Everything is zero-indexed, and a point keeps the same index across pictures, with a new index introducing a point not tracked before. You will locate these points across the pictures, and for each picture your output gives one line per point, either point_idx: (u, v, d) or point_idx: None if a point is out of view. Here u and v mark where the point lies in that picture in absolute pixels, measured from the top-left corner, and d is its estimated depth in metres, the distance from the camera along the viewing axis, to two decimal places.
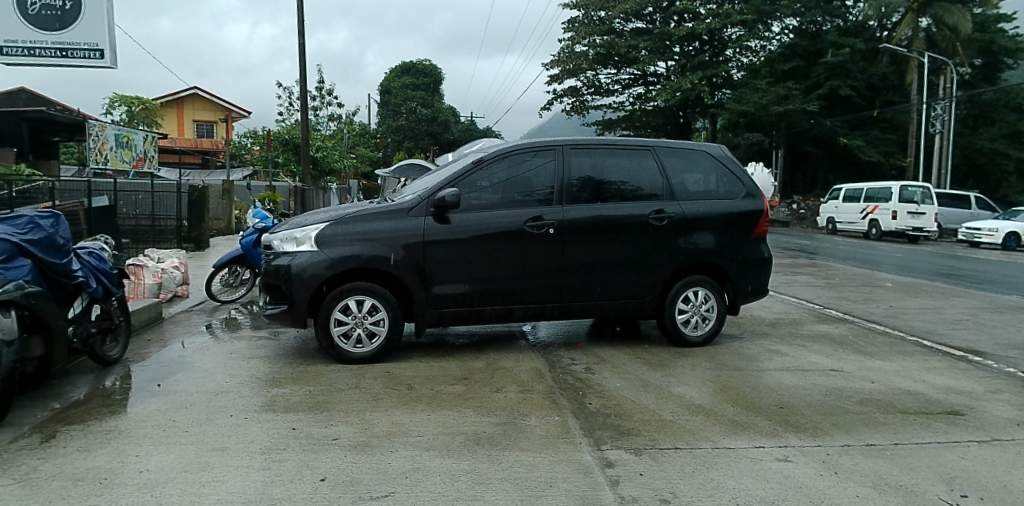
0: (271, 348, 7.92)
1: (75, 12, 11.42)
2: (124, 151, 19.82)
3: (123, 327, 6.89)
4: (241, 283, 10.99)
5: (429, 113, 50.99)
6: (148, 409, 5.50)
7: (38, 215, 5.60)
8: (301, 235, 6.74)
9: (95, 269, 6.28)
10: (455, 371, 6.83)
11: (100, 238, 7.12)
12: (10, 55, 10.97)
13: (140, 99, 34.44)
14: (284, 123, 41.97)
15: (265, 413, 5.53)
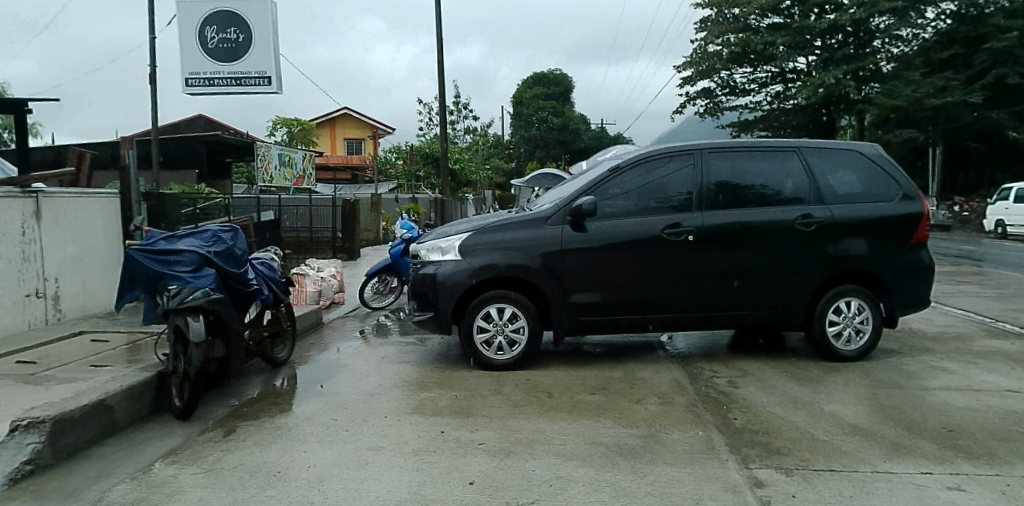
0: (418, 353, 8.28)
1: (247, 44, 12.57)
2: (287, 170, 21.61)
3: (290, 331, 7.48)
4: (390, 290, 11.58)
5: (561, 122, 51.33)
6: (312, 408, 5.92)
7: (220, 230, 6.21)
8: (445, 245, 6.99)
9: (267, 278, 6.85)
10: (593, 381, 6.79)
11: (271, 248, 7.75)
12: (193, 86, 12.38)
13: (299, 121, 37.41)
14: (424, 137, 43.90)
15: (415, 416, 5.77)
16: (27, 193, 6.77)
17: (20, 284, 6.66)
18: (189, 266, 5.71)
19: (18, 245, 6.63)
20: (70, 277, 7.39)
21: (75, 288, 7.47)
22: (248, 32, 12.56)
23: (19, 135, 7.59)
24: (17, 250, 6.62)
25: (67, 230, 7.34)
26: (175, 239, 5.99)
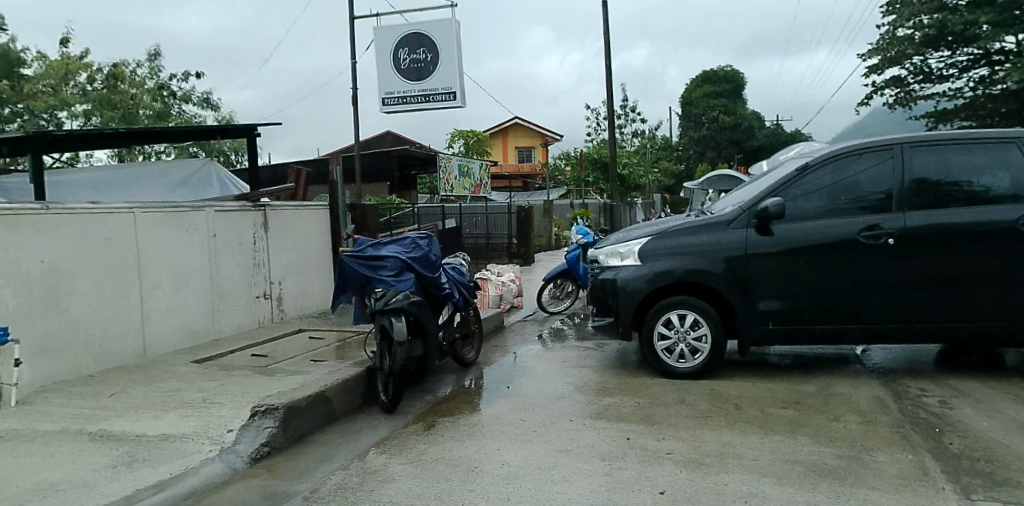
0: (598, 358, 8.30)
1: (433, 63, 13.36)
2: (465, 179, 22.64)
3: (478, 333, 7.82)
4: (566, 294, 11.69)
5: (732, 121, 48.81)
6: (499, 408, 6.13)
7: (418, 236, 6.66)
8: (624, 249, 6.96)
9: (457, 282, 7.22)
10: (784, 395, 6.38)
11: (460, 253, 8.15)
12: (390, 105, 13.53)
13: (474, 133, 39.05)
14: (592, 143, 43.85)
15: (600, 421, 5.78)
16: (257, 206, 7.70)
17: (252, 287, 7.57)
18: (393, 271, 6.20)
19: (251, 252, 7.56)
20: (291, 281, 8.29)
21: (294, 291, 8.36)
22: (435, 51, 13.31)
23: (250, 156, 8.66)
24: (250, 257, 7.55)
25: (287, 239, 8.25)
26: (381, 246, 6.51)
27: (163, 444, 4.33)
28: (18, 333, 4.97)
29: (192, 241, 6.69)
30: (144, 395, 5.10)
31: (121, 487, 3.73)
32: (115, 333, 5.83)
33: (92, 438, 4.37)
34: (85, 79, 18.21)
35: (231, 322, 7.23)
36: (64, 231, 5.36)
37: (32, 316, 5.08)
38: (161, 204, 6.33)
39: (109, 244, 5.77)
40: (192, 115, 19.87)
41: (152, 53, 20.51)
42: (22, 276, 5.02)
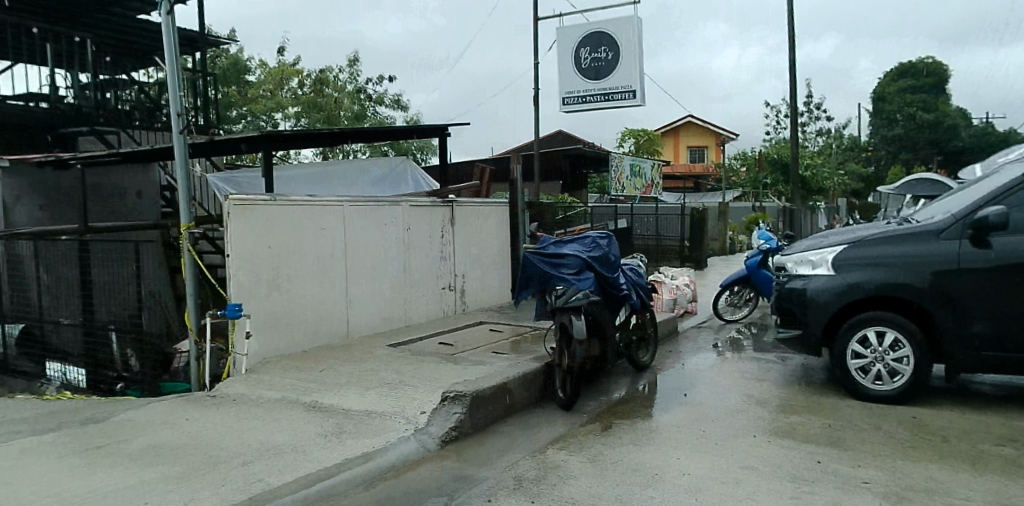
0: (780, 372, 7.82)
1: (614, 62, 13.30)
2: (637, 179, 22.31)
3: (653, 337, 7.68)
4: (745, 302, 11.09)
5: (931, 117, 43.11)
6: (676, 416, 5.98)
7: (599, 236, 6.66)
8: (815, 258, 6.50)
9: (635, 284, 7.13)
10: (1005, 431, 5.61)
11: (637, 255, 8.05)
12: (570, 104, 13.69)
13: (646, 132, 38.37)
14: (771, 142, 41.35)
15: (785, 439, 5.44)
16: (445, 202, 8.13)
17: (439, 278, 8.00)
18: (573, 269, 6.26)
19: (439, 245, 8.00)
20: (473, 275, 8.67)
21: (475, 284, 8.72)
22: (616, 50, 13.26)
23: (441, 155, 9.16)
24: (437, 250, 7.98)
25: (471, 234, 8.63)
26: (562, 244, 6.62)
27: (366, 419, 4.71)
28: (250, 309, 5.64)
29: (390, 232, 7.20)
30: (349, 373, 5.58)
31: (331, 456, 4.11)
32: (325, 315, 6.43)
33: (307, 408, 4.86)
34: (296, 84, 20.20)
35: (420, 310, 7.69)
36: (287, 220, 6.00)
37: (260, 295, 5.75)
38: (365, 198, 6.88)
39: (322, 234, 6.37)
40: (384, 116, 21.37)
41: (352, 59, 22.31)
42: (254, 259, 5.69)
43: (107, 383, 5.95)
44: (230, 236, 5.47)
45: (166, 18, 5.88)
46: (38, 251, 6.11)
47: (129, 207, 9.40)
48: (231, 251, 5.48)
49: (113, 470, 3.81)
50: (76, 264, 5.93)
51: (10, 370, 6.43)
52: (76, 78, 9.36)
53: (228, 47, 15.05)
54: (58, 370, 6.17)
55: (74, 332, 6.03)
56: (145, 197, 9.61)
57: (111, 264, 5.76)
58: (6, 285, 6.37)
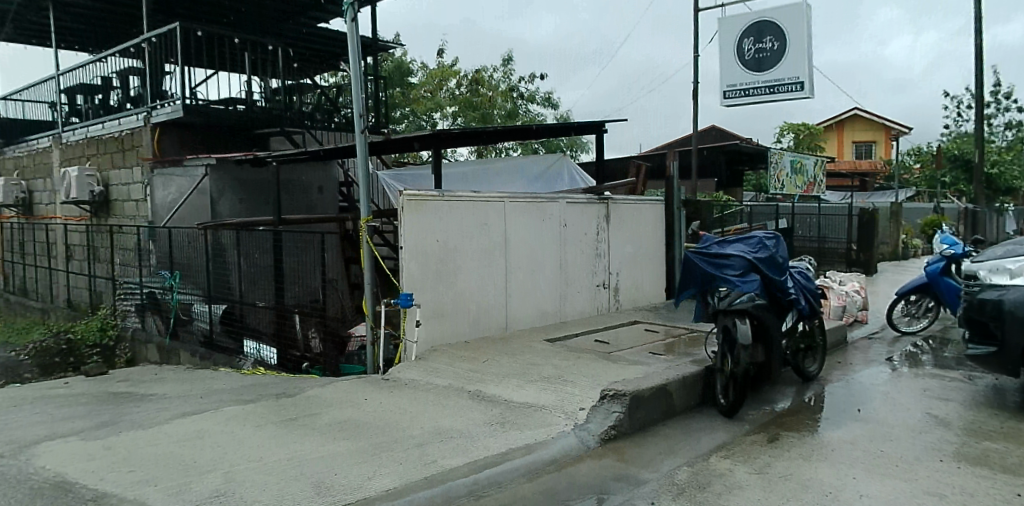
0: (971, 392, 7.05)
1: (781, 52, 12.58)
2: (797, 177, 20.95)
3: (821, 346, 7.21)
4: (924, 313, 10.10)
5: None
6: (849, 433, 5.56)
7: (766, 236, 6.34)
8: (1015, 268, 5.86)
9: (804, 287, 6.71)
10: None
11: (805, 259, 7.59)
12: (731, 98, 13.20)
13: (807, 126, 36.04)
14: (953, 136, 37.34)
15: (981, 467, 4.89)
16: (602, 199, 8.11)
17: (595, 275, 8.01)
18: (738, 270, 6.04)
19: (594, 243, 8.00)
20: (628, 273, 8.59)
21: (630, 283, 8.64)
22: (783, 39, 12.51)
23: (598, 151, 9.14)
24: (593, 247, 8.00)
25: (627, 231, 8.54)
26: (726, 244, 6.40)
27: (528, 412, 4.82)
28: (418, 300, 5.96)
29: (548, 228, 7.31)
30: (510, 365, 5.73)
31: (497, 444, 4.25)
32: (487, 307, 6.65)
33: (471, 397, 5.06)
34: (453, 84, 20.97)
35: (575, 307, 7.75)
36: (453, 215, 6.26)
37: (429, 286, 6.05)
38: (525, 194, 7.01)
39: (485, 229, 6.57)
40: (535, 114, 21.66)
41: (505, 58, 22.81)
42: (423, 252, 5.98)
43: (294, 362, 6.53)
44: (403, 230, 5.81)
45: (351, 25, 6.31)
46: (239, 240, 6.85)
47: (312, 200, 10.24)
48: (404, 243, 5.83)
49: (304, 442, 4.19)
50: (270, 253, 6.58)
51: (214, 346, 7.21)
52: (269, 84, 10.30)
53: (394, 50, 15.93)
54: (253, 347, 6.82)
55: (267, 314, 6.68)
56: (325, 192, 10.42)
57: (300, 253, 6.32)
58: (212, 270, 7.17)
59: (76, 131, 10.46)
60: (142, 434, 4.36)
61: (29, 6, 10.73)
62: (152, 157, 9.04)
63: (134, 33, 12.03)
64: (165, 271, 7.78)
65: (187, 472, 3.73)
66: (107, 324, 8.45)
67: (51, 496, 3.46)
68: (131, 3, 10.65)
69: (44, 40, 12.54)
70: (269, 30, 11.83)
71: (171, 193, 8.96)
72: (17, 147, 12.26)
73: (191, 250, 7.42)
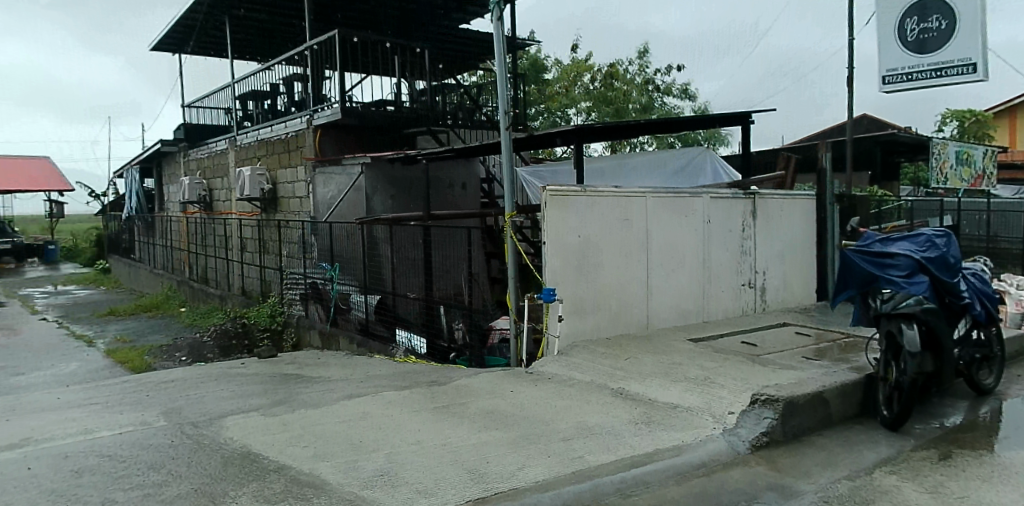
0: None
1: (949, 32, 11.54)
2: (964, 169, 19.05)
3: (999, 357, 6.51)
4: None
5: None
6: None
7: (935, 234, 5.79)
8: None
9: (980, 292, 6.06)
10: None
11: (980, 260, 6.90)
12: (891, 83, 12.23)
13: (975, 113, 32.57)
14: None
15: None
16: (748, 194, 7.79)
17: (740, 274, 7.71)
18: (904, 271, 5.57)
19: (740, 240, 7.70)
20: (775, 271, 8.20)
21: (778, 282, 8.23)
22: (952, 17, 11.47)
23: (744, 144, 8.77)
24: (739, 245, 7.70)
25: (774, 227, 8.15)
26: (890, 243, 5.95)
27: (674, 412, 4.73)
28: (561, 295, 6.02)
29: (690, 224, 7.12)
30: (653, 364, 5.65)
31: (643, 443, 4.21)
32: (629, 304, 6.59)
33: (615, 394, 5.05)
34: (588, 79, 20.88)
35: (719, 306, 7.50)
36: (594, 210, 6.24)
37: (570, 281, 6.08)
38: (667, 189, 6.86)
39: (626, 224, 6.51)
40: (671, 107, 21.12)
41: (641, 50, 22.40)
42: (564, 248, 6.02)
43: (442, 352, 6.81)
44: (546, 225, 5.88)
45: (497, 24, 6.45)
46: (392, 235, 7.24)
47: (455, 196, 10.60)
48: (547, 238, 5.88)
49: (456, 429, 4.39)
50: (420, 247, 6.90)
51: (370, 334, 7.66)
52: (415, 85, 10.75)
53: (529, 48, 16.09)
54: (404, 337, 7.18)
55: (417, 304, 7.01)
56: (468, 189, 10.75)
57: (447, 247, 6.57)
58: (367, 262, 7.63)
59: (248, 134, 11.45)
60: (312, 414, 4.76)
61: (208, 21, 11.87)
62: (314, 157, 9.74)
63: (295, 41, 12.97)
64: (325, 263, 8.38)
65: (351, 452, 4.03)
66: (276, 311, 9.26)
67: (239, 466, 3.88)
68: (293, 14, 11.50)
69: (221, 52, 13.83)
70: (414, 32, 12.34)
71: (330, 191, 9.62)
72: (199, 150, 13.64)
73: (349, 243, 7.93)
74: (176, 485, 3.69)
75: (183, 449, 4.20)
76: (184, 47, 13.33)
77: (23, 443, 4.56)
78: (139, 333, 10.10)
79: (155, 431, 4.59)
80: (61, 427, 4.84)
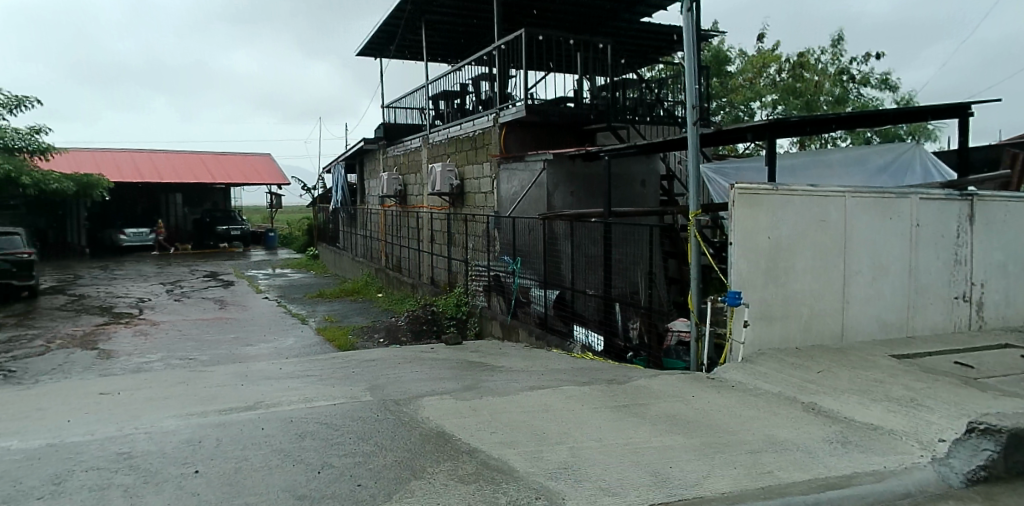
0: None
1: None
2: None
3: None
4: None
5: None
6: None
7: None
8: None
9: None
10: None
11: None
12: None
13: None
14: None
15: None
16: (966, 195, 6.96)
17: (953, 286, 6.96)
18: None
19: (953, 247, 6.93)
20: (996, 284, 7.29)
21: (999, 296, 7.32)
22: None
23: (962, 140, 7.86)
24: (952, 253, 6.93)
25: (997, 233, 7.22)
26: None
27: (875, 434, 4.38)
28: (748, 300, 5.80)
29: (897, 229, 6.52)
30: (850, 380, 5.27)
31: (838, 463, 3.95)
32: (823, 313, 6.19)
33: (807, 409, 4.78)
34: (775, 70, 19.83)
35: (926, 320, 6.82)
36: (788, 210, 5.92)
37: (758, 286, 5.83)
38: (871, 190, 6.34)
39: (822, 226, 6.10)
40: (870, 98, 19.34)
41: (835, 38, 20.73)
42: (753, 250, 5.78)
43: (619, 351, 6.82)
44: (735, 224, 5.68)
45: (688, 16, 6.30)
46: (574, 231, 7.38)
47: (635, 194, 10.54)
48: (734, 238, 5.69)
49: (638, 430, 4.39)
50: (601, 244, 6.96)
51: (549, 328, 7.87)
52: (597, 81, 10.81)
53: (713, 40, 15.51)
54: (582, 334, 7.29)
55: (596, 301, 7.07)
56: (647, 186, 10.65)
57: (626, 245, 6.59)
58: (547, 258, 7.85)
59: (439, 132, 12.18)
60: (499, 402, 5.01)
61: (405, 26, 12.73)
62: (500, 154, 10.11)
63: (482, 42, 13.52)
64: (507, 257, 8.74)
65: (537, 443, 4.19)
66: (461, 301, 9.75)
67: (436, 445, 4.20)
68: (481, 15, 12.01)
69: (416, 55, 14.76)
70: (596, 27, 12.37)
71: (513, 187, 9.99)
72: (395, 147, 14.74)
73: (531, 238, 8.18)
74: (382, 456, 4.06)
75: (387, 424, 4.61)
76: (384, 51, 14.41)
77: (258, 405, 5.24)
78: (344, 314, 11.14)
79: (362, 405, 5.07)
80: (286, 395, 5.51)
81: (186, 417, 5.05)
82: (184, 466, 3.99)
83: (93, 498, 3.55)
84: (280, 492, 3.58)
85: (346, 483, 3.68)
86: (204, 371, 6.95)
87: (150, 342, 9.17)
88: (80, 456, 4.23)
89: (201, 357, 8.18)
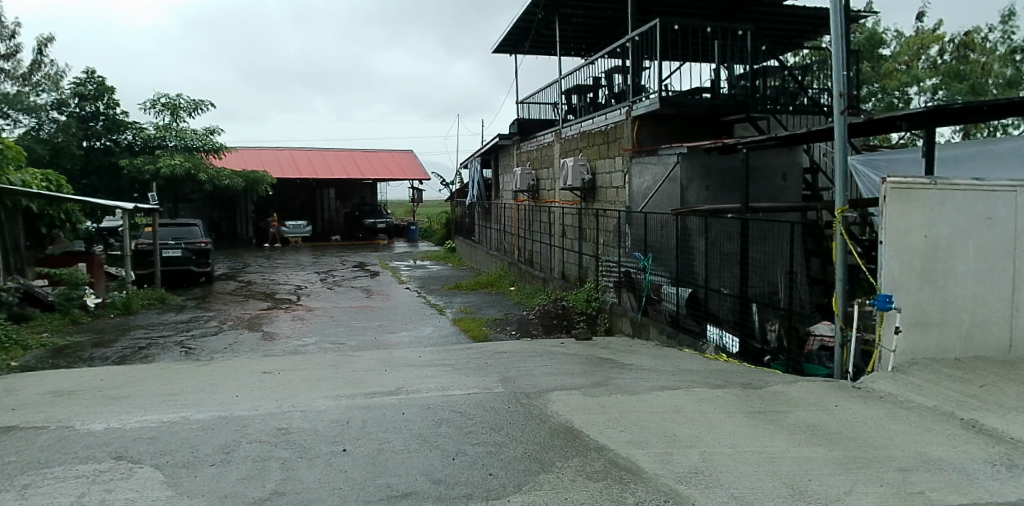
0: None
1: None
2: None
3: None
4: None
5: None
6: None
7: None
8: None
9: None
10: None
11: None
12: None
13: None
14: None
15: None
16: None
17: None
18: None
19: None
20: None
21: None
22: None
23: None
24: None
25: None
26: None
27: None
28: (902, 304, 5.40)
29: None
30: (1019, 397, 4.76)
31: (1003, 487, 3.59)
32: (989, 321, 5.62)
33: (968, 426, 4.39)
34: (937, 52, 18.34)
35: None
36: (948, 207, 5.44)
37: (912, 289, 5.41)
38: None
39: (990, 225, 5.53)
40: None
41: (1006, 13, 18.56)
42: (907, 250, 5.38)
43: (755, 353, 6.59)
44: (887, 222, 5.32)
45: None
46: (708, 227, 7.20)
47: (775, 188, 10.07)
48: (885, 238, 5.34)
49: (774, 439, 4.24)
50: (737, 240, 6.74)
51: (680, 327, 7.74)
52: (735, 70, 10.41)
53: (865, 21, 14.39)
54: (715, 334, 7.11)
55: (730, 300, 6.87)
56: (789, 179, 10.12)
57: (765, 243, 6.34)
58: (680, 255, 7.70)
59: (571, 127, 12.25)
60: (629, 400, 5.02)
61: (539, 22, 12.89)
62: (632, 148, 10.04)
63: (615, 33, 13.41)
64: (639, 253, 8.67)
65: (666, 444, 4.17)
66: (592, 296, 9.79)
67: (566, 439, 4.29)
68: (615, 6, 11.90)
69: (550, 50, 14.92)
70: (735, 13, 11.89)
71: (646, 181, 9.86)
72: (529, 142, 15.00)
73: (663, 234, 8.07)
74: (513, 447, 4.20)
75: (518, 416, 4.76)
76: (519, 47, 14.67)
77: (399, 391, 5.58)
78: (479, 306, 11.51)
79: (494, 396, 5.27)
80: (423, 382, 5.82)
81: (336, 398, 5.49)
82: (334, 444, 4.34)
83: (258, 467, 3.97)
84: (417, 475, 3.82)
85: (478, 472, 3.85)
86: (352, 356, 7.50)
87: (305, 327, 9.98)
88: (247, 429, 4.72)
89: (349, 342, 8.80)
